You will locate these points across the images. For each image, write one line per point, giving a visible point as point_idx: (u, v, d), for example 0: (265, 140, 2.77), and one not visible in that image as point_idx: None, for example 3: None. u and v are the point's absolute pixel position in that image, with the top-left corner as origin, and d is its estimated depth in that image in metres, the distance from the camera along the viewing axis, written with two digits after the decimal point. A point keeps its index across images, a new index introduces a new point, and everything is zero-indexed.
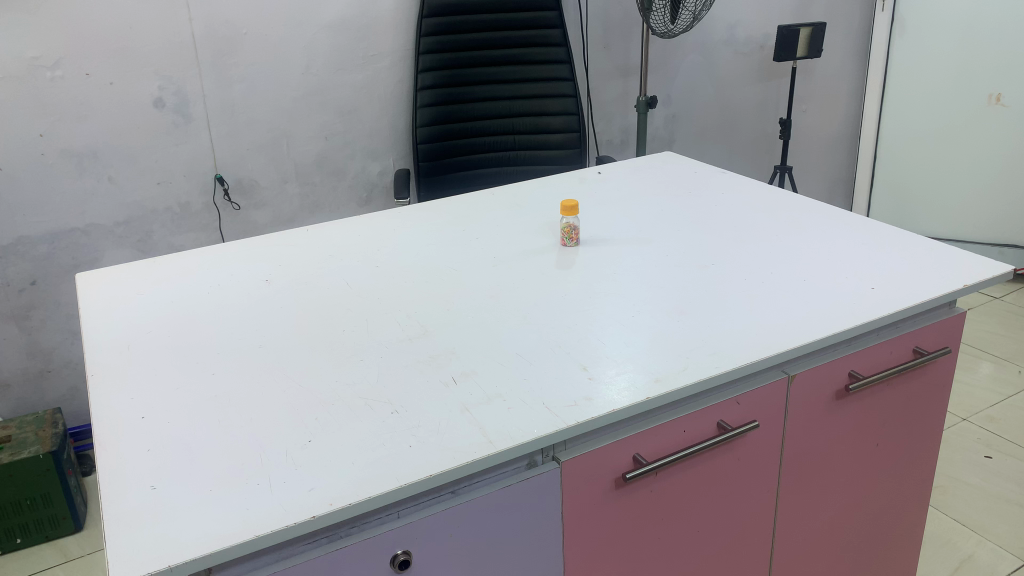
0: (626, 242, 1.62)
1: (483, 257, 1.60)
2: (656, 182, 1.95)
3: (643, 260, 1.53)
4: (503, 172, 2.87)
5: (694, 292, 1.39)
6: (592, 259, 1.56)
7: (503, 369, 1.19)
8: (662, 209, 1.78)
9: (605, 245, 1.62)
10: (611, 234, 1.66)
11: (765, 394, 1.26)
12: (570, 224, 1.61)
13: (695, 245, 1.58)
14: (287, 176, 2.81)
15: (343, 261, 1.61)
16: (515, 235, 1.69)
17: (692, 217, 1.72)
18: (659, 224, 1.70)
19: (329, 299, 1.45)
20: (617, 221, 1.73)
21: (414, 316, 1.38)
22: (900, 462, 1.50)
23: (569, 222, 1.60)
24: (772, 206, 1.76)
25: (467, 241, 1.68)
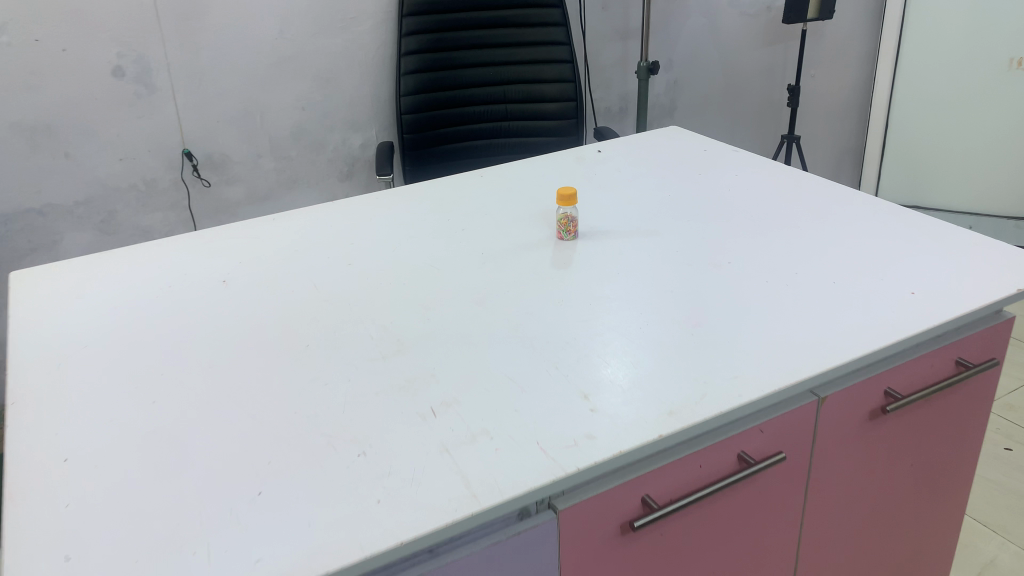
0: (629, 235, 1.44)
1: (471, 252, 1.42)
2: (660, 162, 1.76)
3: (649, 258, 1.36)
4: (495, 144, 2.68)
5: (709, 300, 1.22)
6: (591, 256, 1.38)
7: (490, 397, 1.02)
8: (669, 194, 1.60)
9: (607, 239, 1.44)
10: (612, 226, 1.49)
11: (792, 420, 1.10)
12: (567, 214, 1.43)
13: (707, 238, 1.41)
14: (262, 150, 2.61)
15: (311, 258, 1.43)
16: (506, 226, 1.51)
17: (702, 204, 1.55)
18: (666, 212, 1.53)
19: (293, 304, 1.28)
20: (620, 209, 1.55)
21: (390, 326, 1.20)
22: (934, 483, 1.35)
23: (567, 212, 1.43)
24: (791, 190, 1.58)
25: (452, 233, 1.50)
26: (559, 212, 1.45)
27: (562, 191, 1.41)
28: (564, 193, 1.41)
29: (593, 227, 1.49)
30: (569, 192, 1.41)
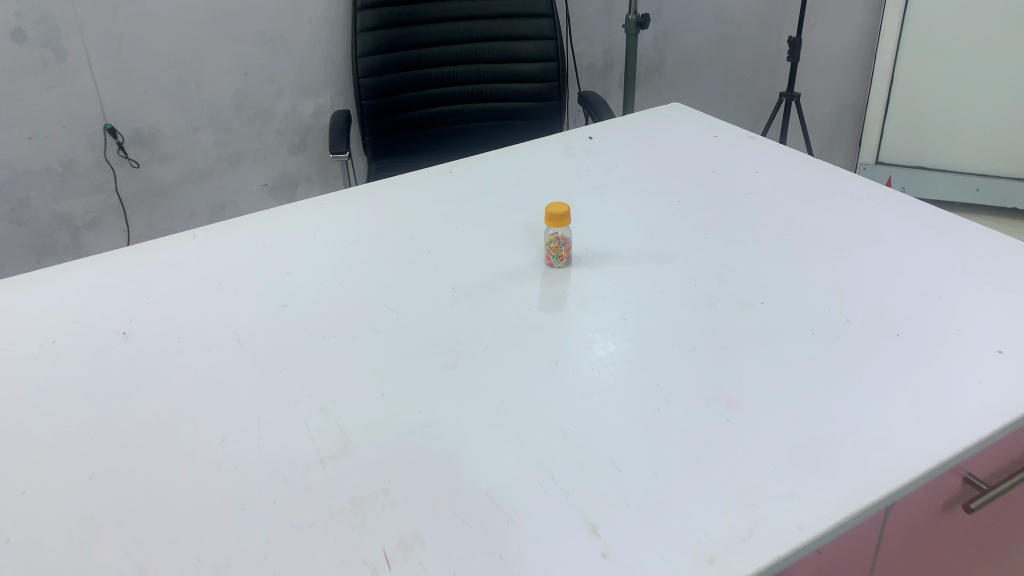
0: (635, 260, 1.17)
1: (439, 287, 1.14)
2: (665, 154, 1.48)
3: (662, 297, 1.08)
4: (465, 110, 2.36)
5: (744, 366, 0.96)
6: (588, 293, 1.10)
7: (465, 535, 0.76)
8: (679, 199, 1.32)
9: (608, 266, 1.16)
10: (614, 247, 1.21)
11: (857, 533, 0.84)
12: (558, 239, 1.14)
13: (732, 266, 1.14)
14: (199, 123, 2.27)
15: (236, 298, 1.14)
16: (482, 247, 1.23)
17: (720, 214, 1.27)
18: (678, 225, 1.25)
19: (210, 370, 1.00)
20: (621, 223, 1.26)
21: (334, 407, 0.93)
22: (1004, 564, 1.11)
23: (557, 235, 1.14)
24: (825, 195, 1.30)
25: (415, 257, 1.21)
26: (548, 235, 1.16)
27: (552, 211, 1.13)
28: (555, 213, 1.12)
29: (590, 248, 1.21)
30: (560, 212, 1.12)
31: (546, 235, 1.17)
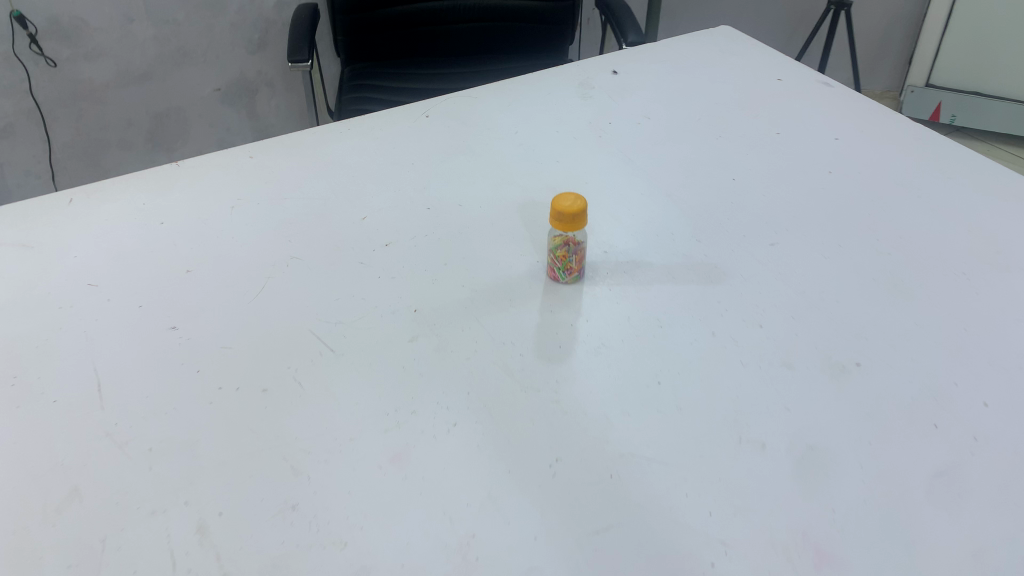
0: (674, 279, 0.83)
1: (396, 306, 0.80)
2: (713, 103, 1.12)
3: (713, 346, 0.76)
4: (456, 9, 1.93)
5: (839, 479, 0.64)
6: (606, 332, 0.77)
7: None
8: (733, 179, 0.97)
9: (636, 286, 0.83)
10: (645, 254, 0.87)
11: None
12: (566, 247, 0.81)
13: (811, 297, 0.81)
14: (133, 13, 1.84)
15: (105, 314, 0.80)
16: (463, 241, 0.89)
17: (790, 208, 0.92)
18: (733, 223, 0.91)
19: (51, 443, 0.68)
20: (654, 214, 0.92)
21: (219, 527, 0.61)
22: None
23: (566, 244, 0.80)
24: (932, 184, 0.96)
25: (367, 254, 0.87)
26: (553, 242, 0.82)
27: (563, 211, 0.78)
28: (566, 214, 0.78)
29: (613, 254, 0.87)
30: (574, 212, 0.78)
31: (551, 240, 0.82)
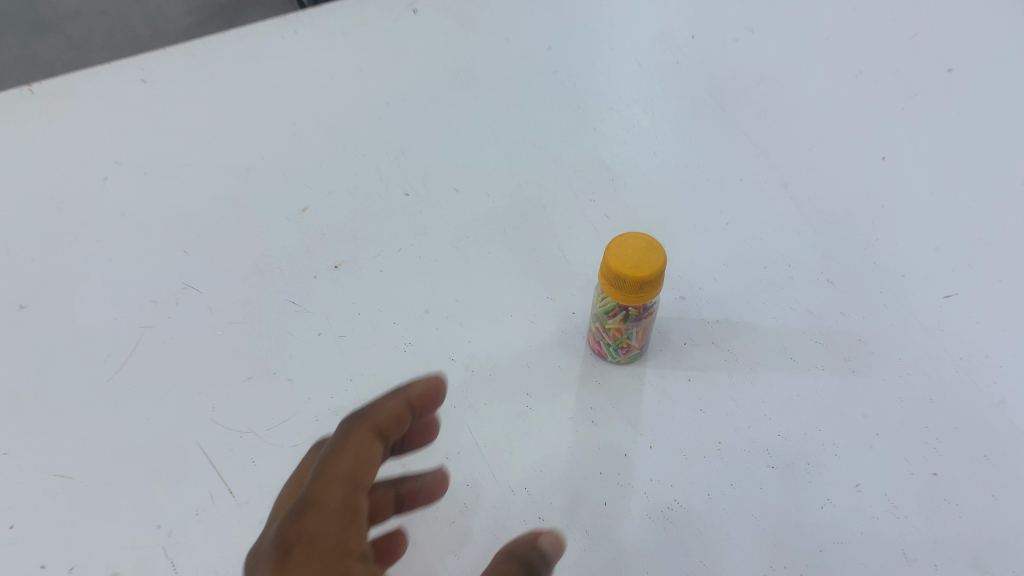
0: (791, 366, 0.52)
1: (342, 401, 0.50)
2: (851, 8, 0.74)
3: (856, 517, 0.46)
4: None
5: None
6: (681, 477, 0.48)
7: None
8: (883, 160, 0.62)
9: (728, 379, 0.51)
10: (744, 309, 0.55)
11: None
12: (619, 325, 0.49)
13: (1015, 416, 0.49)
14: None
15: None
16: (458, 263, 0.57)
17: (979, 222, 0.58)
18: (885, 251, 0.57)
19: None
20: (759, 226, 0.59)
21: None
22: None
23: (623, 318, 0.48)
24: None
25: (304, 288, 0.55)
26: (601, 307, 0.49)
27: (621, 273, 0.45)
28: (628, 281, 0.45)
29: (692, 306, 0.55)
30: (641, 279, 0.45)
31: (597, 300, 0.50)
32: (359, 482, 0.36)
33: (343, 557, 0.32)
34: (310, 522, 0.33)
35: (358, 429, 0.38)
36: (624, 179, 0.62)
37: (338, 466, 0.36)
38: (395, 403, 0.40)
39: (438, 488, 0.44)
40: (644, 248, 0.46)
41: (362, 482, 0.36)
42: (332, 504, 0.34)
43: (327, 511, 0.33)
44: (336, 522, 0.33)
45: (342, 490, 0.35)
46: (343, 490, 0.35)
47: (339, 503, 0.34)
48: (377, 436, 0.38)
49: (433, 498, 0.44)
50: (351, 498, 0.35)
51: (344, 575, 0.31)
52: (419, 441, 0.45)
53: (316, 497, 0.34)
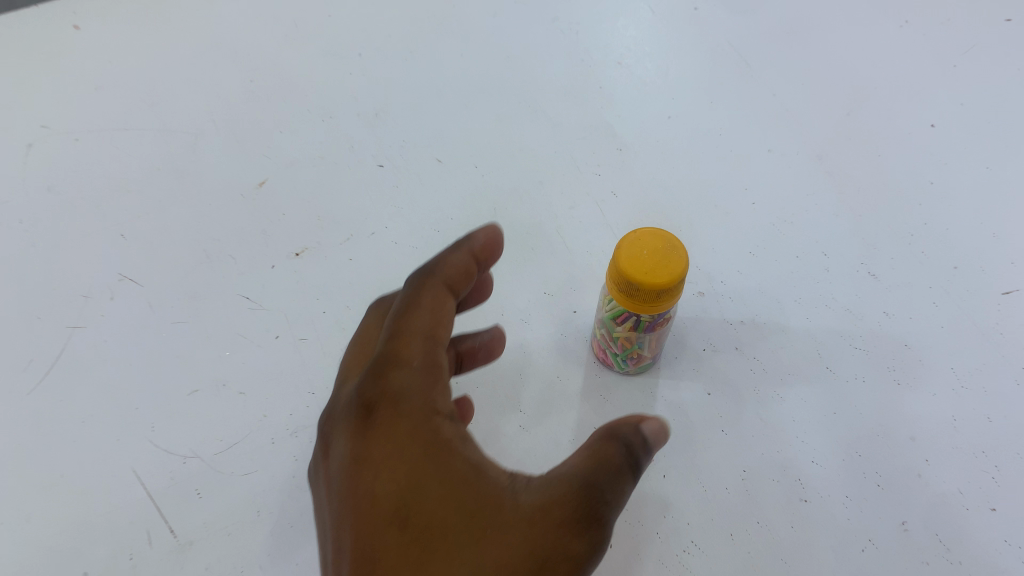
0: (827, 378, 0.45)
1: (303, 420, 0.43)
2: None
3: (902, 564, 0.40)
4: None
5: None
6: (698, 513, 0.41)
7: None
8: (932, 128, 0.54)
9: (753, 395, 0.44)
10: (772, 307, 0.47)
11: None
12: (628, 335, 0.41)
13: None
14: None
15: None
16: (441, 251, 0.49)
17: None
18: (935, 237, 0.50)
19: None
20: (789, 207, 0.51)
21: None
22: None
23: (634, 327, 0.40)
24: None
25: (260, 281, 0.47)
26: (607, 313, 0.41)
27: (634, 279, 0.36)
28: (643, 289, 0.36)
29: (712, 303, 0.47)
30: (659, 286, 0.36)
31: (602, 303, 0.42)
32: (438, 337, 0.32)
33: (427, 426, 0.30)
34: (391, 387, 0.31)
35: (430, 278, 0.34)
36: (633, 150, 0.53)
37: (413, 320, 0.32)
38: (467, 251, 0.35)
39: (498, 345, 0.39)
40: (662, 248, 0.37)
41: (442, 334, 0.33)
42: (411, 363, 0.31)
43: (407, 372, 0.31)
44: (421, 387, 0.31)
45: (420, 347, 0.32)
46: (422, 347, 0.32)
47: (418, 362, 0.31)
48: (452, 284, 0.34)
49: (494, 357, 0.40)
50: (431, 353, 0.32)
51: (438, 445, 0.29)
52: (472, 302, 0.40)
53: (395, 359, 0.31)
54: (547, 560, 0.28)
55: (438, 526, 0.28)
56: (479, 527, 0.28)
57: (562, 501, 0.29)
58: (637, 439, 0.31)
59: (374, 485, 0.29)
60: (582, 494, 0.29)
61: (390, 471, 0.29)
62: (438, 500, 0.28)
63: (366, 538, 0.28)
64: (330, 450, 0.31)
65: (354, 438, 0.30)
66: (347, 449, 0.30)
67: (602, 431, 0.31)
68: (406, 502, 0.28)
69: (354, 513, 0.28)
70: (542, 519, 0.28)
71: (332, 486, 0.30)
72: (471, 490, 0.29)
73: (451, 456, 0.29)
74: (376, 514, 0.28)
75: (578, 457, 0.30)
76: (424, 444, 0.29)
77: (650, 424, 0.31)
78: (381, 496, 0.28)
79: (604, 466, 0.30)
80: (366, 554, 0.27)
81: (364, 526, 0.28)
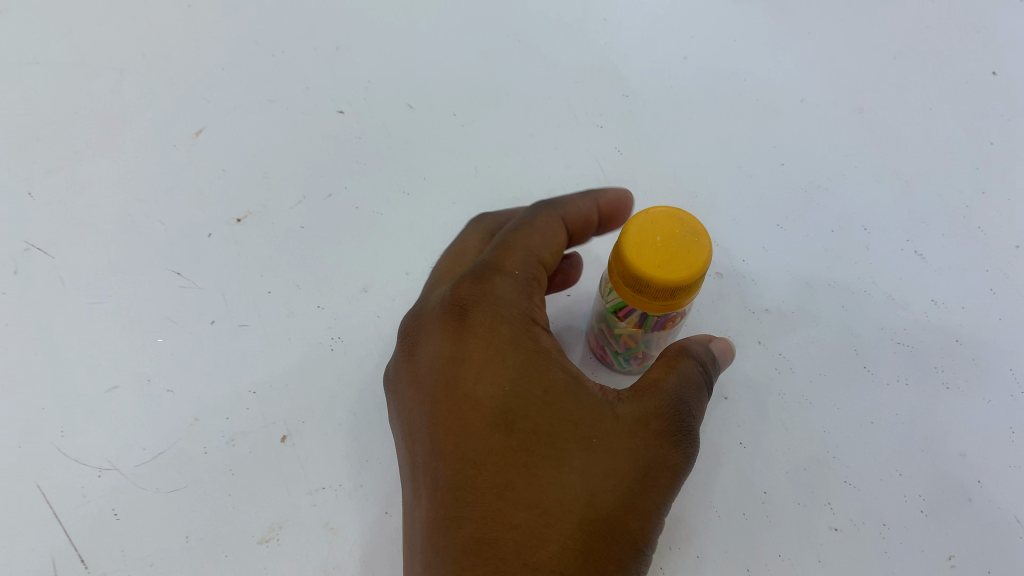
0: (863, 379, 0.38)
1: (243, 424, 0.36)
2: None
3: None
4: None
5: None
6: (708, 543, 0.34)
7: None
8: (992, 78, 0.46)
9: (776, 400, 0.38)
10: (801, 292, 0.40)
11: None
12: (631, 333, 0.33)
13: None
14: None
15: None
16: (411, 218, 0.41)
17: None
18: (995, 208, 0.42)
19: None
20: (821, 173, 0.44)
21: None
22: None
23: (639, 324, 0.32)
24: None
25: (194, 253, 0.40)
26: (607, 305, 0.33)
27: (641, 270, 0.26)
28: (650, 285, 0.26)
29: (731, 286, 0.40)
30: (674, 285, 0.26)
31: (602, 291, 0.34)
32: (544, 261, 0.30)
33: (528, 335, 0.27)
34: (491, 289, 0.28)
35: (545, 206, 0.31)
36: (641, 100, 0.46)
37: (521, 236, 0.30)
38: (587, 197, 0.33)
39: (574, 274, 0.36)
40: (680, 235, 0.27)
41: (548, 262, 0.30)
42: (515, 273, 0.29)
43: (510, 280, 0.28)
44: (524, 300, 0.28)
45: (524, 260, 0.29)
46: (527, 260, 0.29)
47: (519, 273, 0.29)
48: (568, 221, 0.31)
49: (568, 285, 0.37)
50: (533, 270, 0.29)
51: (543, 355, 0.27)
52: None
53: (496, 267, 0.29)
54: (652, 474, 0.25)
55: (541, 431, 0.25)
56: (584, 433, 0.25)
57: (662, 413, 0.26)
58: (709, 358, 0.29)
59: (469, 388, 0.26)
60: (677, 414, 0.26)
61: (489, 372, 0.26)
62: (541, 405, 0.25)
63: (464, 440, 0.25)
64: (410, 352, 0.28)
65: (445, 337, 0.27)
66: (437, 348, 0.27)
67: (675, 346, 0.28)
68: (511, 405, 0.25)
69: (449, 413, 0.26)
70: (643, 429, 0.26)
71: (413, 390, 0.27)
72: (572, 397, 0.26)
73: (551, 365, 0.27)
74: (475, 415, 0.25)
75: (657, 369, 0.28)
76: (526, 351, 0.27)
77: (719, 343, 0.30)
78: (479, 398, 0.25)
79: (694, 381, 0.27)
80: (465, 458, 0.25)
81: (462, 429, 0.25)
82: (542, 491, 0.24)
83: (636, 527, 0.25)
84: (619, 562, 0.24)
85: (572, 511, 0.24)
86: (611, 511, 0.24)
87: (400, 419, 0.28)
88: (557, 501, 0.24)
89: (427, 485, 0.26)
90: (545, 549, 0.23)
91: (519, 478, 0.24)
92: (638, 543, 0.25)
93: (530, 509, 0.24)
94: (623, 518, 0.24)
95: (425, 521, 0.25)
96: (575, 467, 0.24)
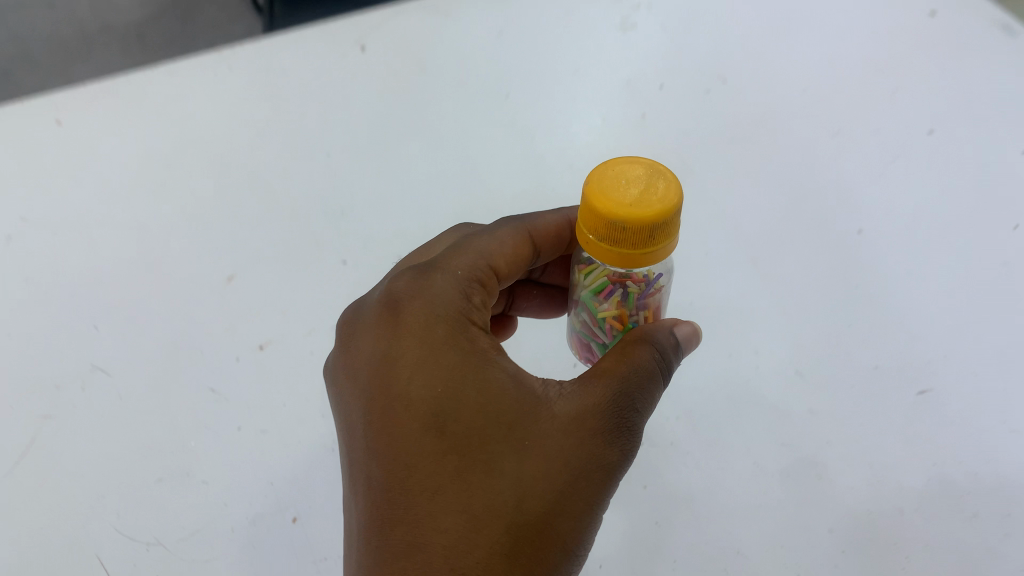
0: (752, 471, 0.48)
1: (261, 508, 0.45)
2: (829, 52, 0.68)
3: None
4: None
5: None
6: None
7: None
8: (859, 235, 0.58)
9: (683, 487, 0.48)
10: (703, 405, 0.52)
11: None
12: (615, 317, 0.40)
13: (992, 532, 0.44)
14: None
15: None
16: None
17: (959, 304, 0.53)
18: (858, 337, 0.53)
19: None
20: (720, 314, 0.56)
21: None
22: None
23: (620, 300, 0.40)
24: None
25: (224, 373, 0.50)
26: (586, 292, 0.41)
27: (616, 215, 0.31)
28: (627, 225, 0.31)
29: None
30: (649, 222, 0.31)
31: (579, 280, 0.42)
32: (494, 262, 0.39)
33: (464, 333, 0.34)
34: (431, 287, 0.35)
35: (505, 225, 0.40)
36: None
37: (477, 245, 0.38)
38: (557, 216, 0.43)
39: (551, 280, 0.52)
40: (653, 188, 0.32)
41: (499, 263, 0.39)
42: (457, 272, 0.36)
43: (450, 278, 0.36)
44: (460, 305, 0.35)
45: (474, 258, 0.38)
46: (475, 262, 0.38)
47: (462, 272, 0.36)
48: (533, 235, 0.41)
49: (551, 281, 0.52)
50: (476, 269, 0.37)
51: (477, 359, 0.33)
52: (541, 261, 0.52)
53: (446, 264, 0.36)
54: (585, 476, 0.31)
55: (473, 437, 0.31)
56: (517, 439, 0.31)
57: (609, 411, 0.33)
58: (671, 342, 0.36)
59: (404, 389, 0.32)
60: (617, 405, 0.33)
61: (424, 374, 0.32)
62: (473, 406, 0.31)
63: (405, 444, 0.31)
64: (356, 348, 0.34)
65: (386, 337, 0.33)
66: (381, 344, 0.33)
67: (641, 333, 0.35)
68: (443, 411, 0.31)
69: (388, 414, 0.32)
70: (587, 430, 0.32)
71: (355, 384, 0.34)
72: (499, 394, 0.32)
73: (482, 368, 0.33)
74: (408, 414, 0.31)
75: (614, 357, 0.34)
76: (459, 353, 0.33)
77: (685, 329, 0.37)
78: (413, 398, 0.31)
79: (649, 368, 0.34)
80: (402, 460, 0.31)
81: (399, 427, 0.31)
82: (472, 497, 0.30)
83: (563, 528, 0.31)
84: (551, 562, 0.31)
85: (501, 518, 0.30)
86: (540, 516, 0.30)
87: (342, 406, 0.34)
88: (486, 509, 0.30)
89: (365, 484, 0.32)
90: (471, 555, 0.29)
91: (447, 484, 0.30)
92: (562, 541, 0.31)
93: (461, 516, 0.30)
94: (556, 524, 0.31)
95: (364, 515, 0.31)
96: (507, 475, 0.31)
